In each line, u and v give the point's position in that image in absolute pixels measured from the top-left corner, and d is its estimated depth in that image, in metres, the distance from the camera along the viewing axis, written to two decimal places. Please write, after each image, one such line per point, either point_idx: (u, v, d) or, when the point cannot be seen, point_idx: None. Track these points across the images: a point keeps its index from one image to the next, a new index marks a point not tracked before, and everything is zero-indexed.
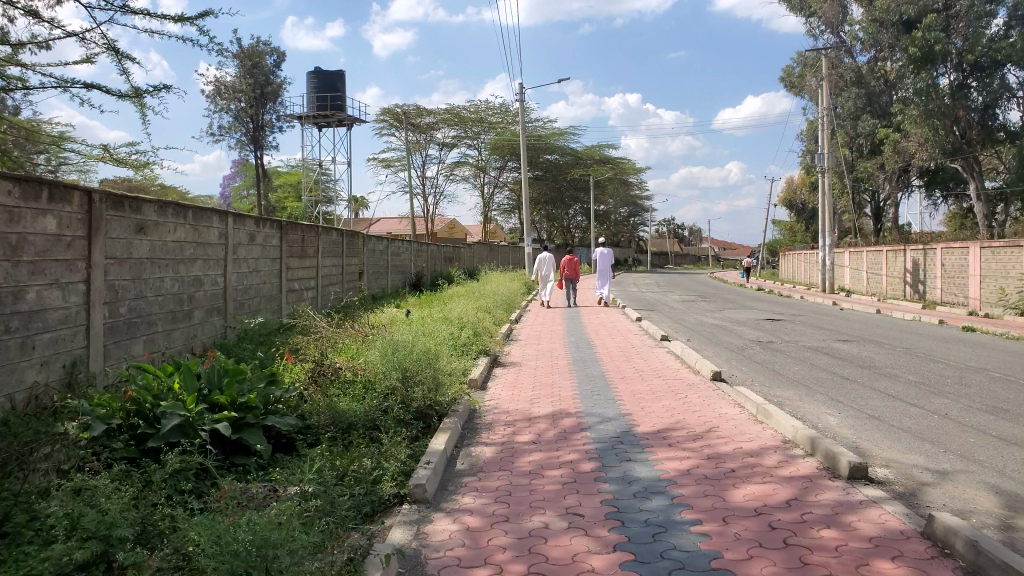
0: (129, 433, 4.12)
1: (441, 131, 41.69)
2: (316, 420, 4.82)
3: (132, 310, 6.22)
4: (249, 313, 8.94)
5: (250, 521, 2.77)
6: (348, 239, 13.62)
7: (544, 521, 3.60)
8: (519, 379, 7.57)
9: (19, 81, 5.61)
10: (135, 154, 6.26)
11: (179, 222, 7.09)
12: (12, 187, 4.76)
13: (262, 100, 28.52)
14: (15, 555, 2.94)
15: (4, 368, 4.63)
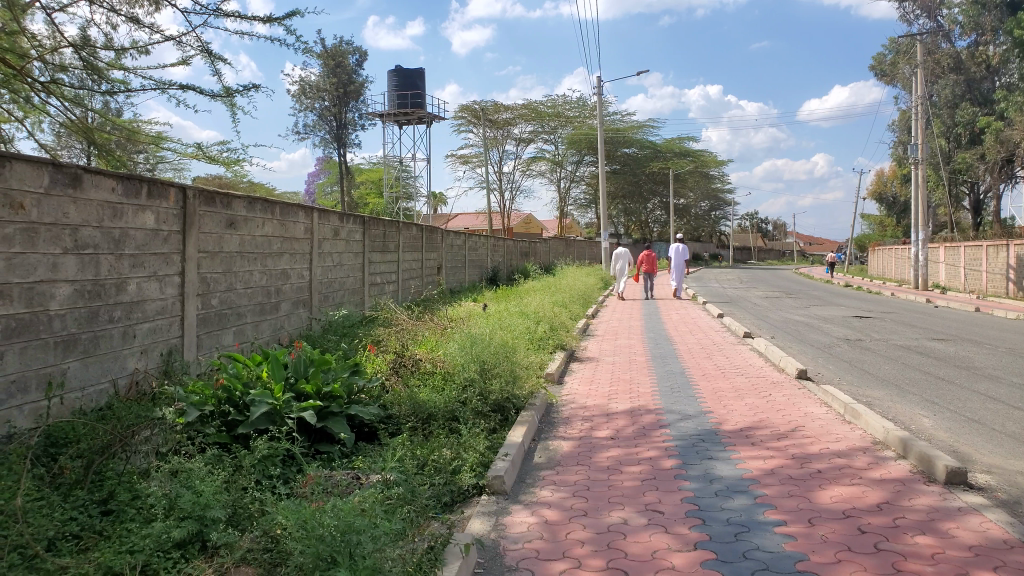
0: (221, 420, 4.30)
1: (519, 127, 41.80)
2: (398, 410, 4.91)
3: (223, 302, 6.49)
4: (333, 306, 9.19)
5: (336, 507, 2.84)
6: (428, 234, 13.85)
7: (623, 517, 3.57)
8: (596, 374, 7.54)
9: (122, 84, 5.92)
10: (227, 152, 6.51)
11: (268, 217, 7.34)
12: (115, 184, 5.01)
13: (345, 98, 29.15)
14: (119, 531, 3.12)
15: (108, 355, 4.91)
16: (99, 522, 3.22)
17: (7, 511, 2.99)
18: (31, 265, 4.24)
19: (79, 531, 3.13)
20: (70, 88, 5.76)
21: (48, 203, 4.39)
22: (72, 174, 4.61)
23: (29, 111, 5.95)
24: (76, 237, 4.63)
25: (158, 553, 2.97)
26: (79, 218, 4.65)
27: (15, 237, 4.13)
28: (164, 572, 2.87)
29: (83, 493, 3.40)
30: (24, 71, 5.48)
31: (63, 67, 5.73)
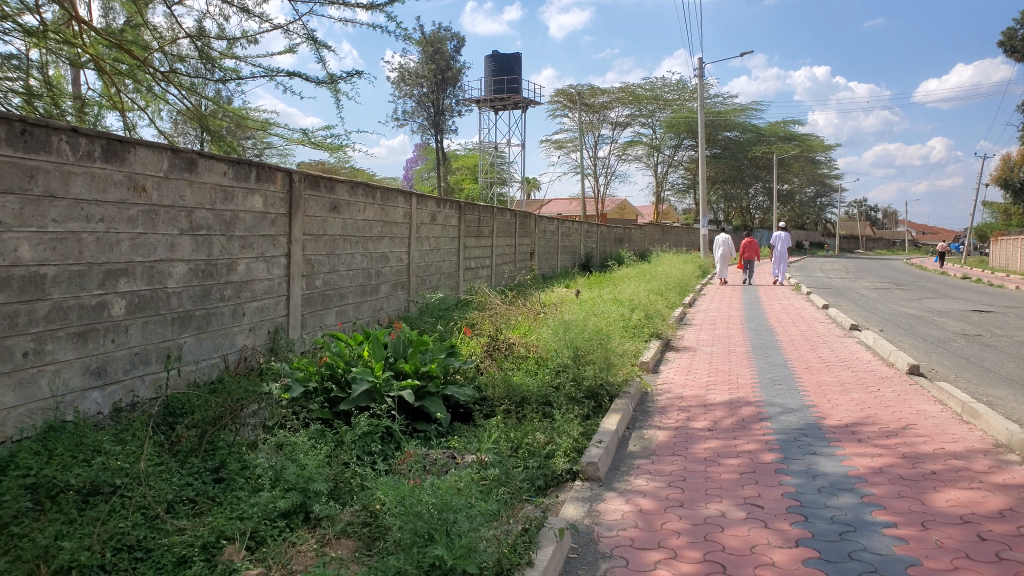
0: (324, 396, 4.47)
1: (615, 111, 41.28)
2: (492, 392, 4.97)
3: (326, 284, 6.72)
4: (429, 289, 9.36)
5: (433, 487, 2.88)
6: (522, 219, 13.88)
7: (721, 510, 3.50)
8: (693, 364, 7.40)
9: (234, 72, 6.17)
10: (330, 137, 6.71)
11: (369, 202, 7.52)
12: (227, 168, 5.24)
13: (443, 84, 29.44)
14: (229, 498, 3.29)
15: (219, 332, 5.19)
16: (212, 488, 3.41)
17: (131, 474, 3.20)
18: (152, 245, 4.50)
19: (194, 496, 3.31)
20: (187, 77, 6.05)
21: (166, 186, 4.62)
22: (188, 159, 4.84)
23: (150, 100, 6.30)
24: (191, 219, 4.87)
25: (265, 520, 3.12)
26: (194, 201, 4.89)
27: (138, 218, 4.38)
28: (270, 540, 3.02)
29: (197, 461, 3.60)
30: (146, 62, 5.79)
31: (180, 57, 6.02)
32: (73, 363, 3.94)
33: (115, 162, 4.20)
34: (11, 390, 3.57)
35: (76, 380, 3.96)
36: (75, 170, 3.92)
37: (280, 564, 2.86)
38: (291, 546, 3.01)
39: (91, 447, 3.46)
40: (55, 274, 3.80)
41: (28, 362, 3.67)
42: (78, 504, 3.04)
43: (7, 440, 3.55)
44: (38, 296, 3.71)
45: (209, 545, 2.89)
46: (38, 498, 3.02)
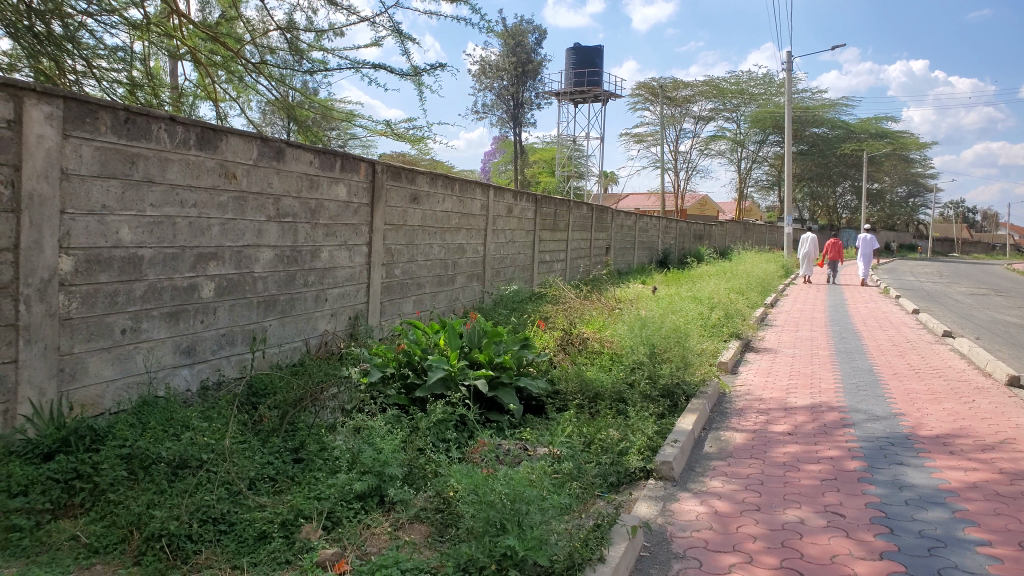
0: (401, 381, 4.56)
1: (698, 105, 40.48)
2: (566, 386, 4.96)
3: (405, 273, 6.84)
4: (504, 281, 9.42)
5: (507, 477, 2.88)
6: (598, 213, 13.78)
7: (800, 516, 3.40)
8: (773, 366, 7.21)
9: (321, 64, 6.32)
10: (412, 129, 6.80)
11: (448, 193, 7.61)
12: (313, 158, 5.38)
13: (523, 77, 29.41)
14: (308, 479, 3.38)
15: (302, 317, 5.35)
16: (291, 468, 3.51)
17: (216, 450, 3.33)
18: (241, 230, 4.66)
19: (275, 475, 3.42)
20: (276, 68, 6.22)
21: (255, 174, 4.78)
22: (276, 147, 4.98)
23: (242, 90, 6.52)
24: (278, 206, 5.02)
25: (341, 502, 3.20)
26: (281, 188, 5.04)
27: (228, 204, 4.54)
28: (346, 521, 3.09)
29: (279, 440, 3.71)
30: (239, 54, 5.98)
31: (272, 49, 6.18)
32: (165, 341, 4.13)
33: (208, 150, 4.36)
34: (110, 364, 3.77)
35: (167, 358, 4.15)
36: (171, 156, 4.09)
37: (355, 544, 2.93)
38: (366, 528, 3.08)
39: (181, 422, 3.62)
40: (151, 256, 3.99)
41: (126, 339, 3.86)
42: (168, 476, 3.19)
43: (105, 412, 3.76)
44: (135, 277, 3.90)
45: (289, 523, 2.99)
46: (132, 468, 3.19)
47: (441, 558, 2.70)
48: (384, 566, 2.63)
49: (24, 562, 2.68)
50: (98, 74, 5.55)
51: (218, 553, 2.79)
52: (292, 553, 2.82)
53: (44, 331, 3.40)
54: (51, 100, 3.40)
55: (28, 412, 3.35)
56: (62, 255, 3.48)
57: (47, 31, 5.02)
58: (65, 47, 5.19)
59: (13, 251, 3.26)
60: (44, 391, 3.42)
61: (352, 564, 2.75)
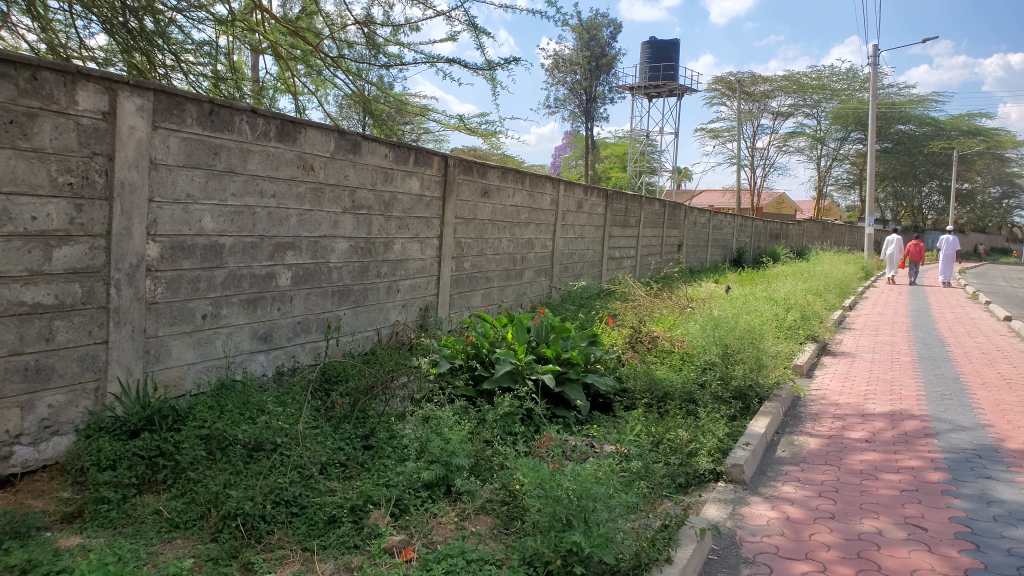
0: (469, 373, 4.61)
1: (776, 100, 39.42)
2: (634, 385, 4.91)
3: (474, 266, 6.88)
4: (572, 277, 9.39)
5: (574, 473, 2.86)
6: (671, 210, 13.56)
7: (877, 527, 3.28)
8: (850, 371, 6.96)
9: (398, 58, 6.40)
10: (485, 123, 6.82)
11: (519, 187, 7.62)
12: (388, 151, 5.45)
13: (597, 71, 29.12)
14: (377, 465, 3.45)
15: (374, 307, 5.45)
16: (361, 454, 3.58)
17: (290, 435, 3.43)
18: (317, 221, 4.78)
19: (346, 460, 3.49)
20: (353, 63, 6.27)
21: (332, 166, 4.88)
22: (353, 141, 5.07)
23: (320, 84, 6.68)
24: (354, 198, 5.12)
25: (409, 489, 3.24)
26: (357, 180, 5.13)
27: (306, 194, 4.66)
28: (413, 509, 3.13)
29: (350, 427, 3.79)
30: (318, 49, 6.09)
31: (350, 44, 6.21)
32: (244, 327, 4.27)
33: (288, 142, 4.48)
34: (191, 348, 3.92)
35: (245, 343, 4.29)
36: (253, 148, 4.22)
37: (422, 533, 2.96)
38: (432, 517, 3.12)
39: (257, 406, 3.74)
40: (232, 245, 4.12)
41: (206, 323, 4.01)
42: (244, 457, 3.30)
43: (187, 393, 3.91)
44: (216, 264, 4.03)
45: (358, 508, 3.05)
46: (211, 449, 3.32)
47: (506, 550, 2.73)
48: (450, 555, 2.68)
49: (111, 533, 2.83)
50: (186, 68, 5.75)
51: (289, 535, 2.87)
52: (360, 538, 2.89)
53: (131, 314, 3.55)
54: (142, 93, 3.53)
55: (117, 390, 3.52)
56: (149, 242, 3.62)
57: (139, 27, 5.22)
58: (156, 43, 5.39)
59: (105, 236, 3.42)
60: (132, 370, 3.58)
61: (418, 552, 2.79)
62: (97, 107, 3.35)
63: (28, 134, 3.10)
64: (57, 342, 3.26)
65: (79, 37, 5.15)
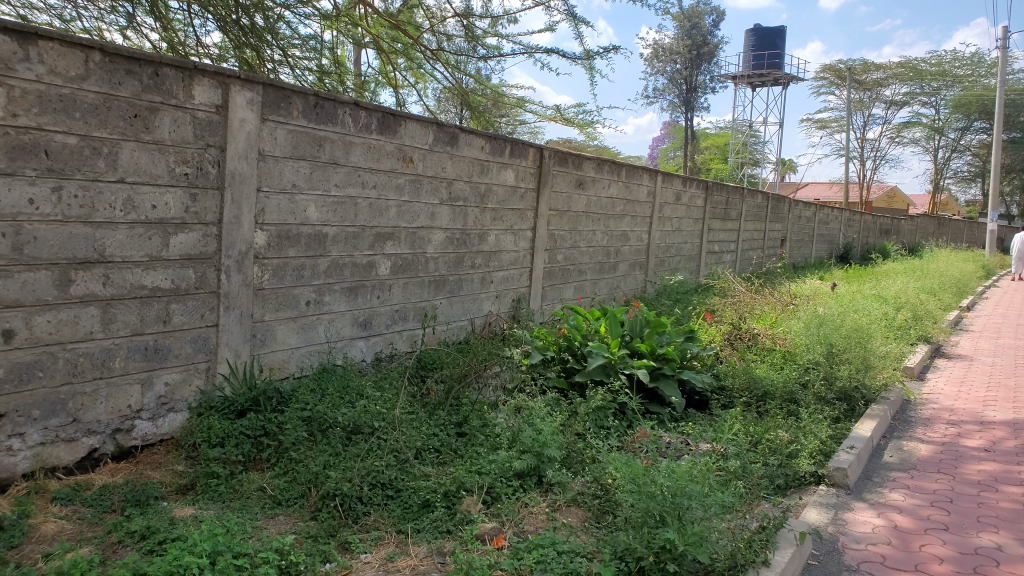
0: (561, 366, 4.62)
1: (890, 89, 37.39)
2: (732, 383, 4.78)
3: (568, 258, 6.87)
4: (668, 271, 9.22)
5: (669, 470, 2.81)
6: (773, 203, 13.11)
7: (996, 542, 3.08)
8: (968, 375, 6.55)
9: (496, 50, 6.43)
10: (582, 114, 6.76)
11: (614, 179, 7.53)
12: (484, 143, 5.49)
13: (698, 60, 28.34)
14: (470, 453, 3.49)
15: (468, 298, 5.53)
16: (455, 441, 3.63)
17: (387, 419, 3.51)
18: (415, 212, 4.87)
19: (440, 446, 3.55)
20: (452, 55, 6.32)
21: (430, 158, 4.96)
22: (451, 133, 5.13)
23: (419, 77, 6.81)
24: (450, 189, 5.19)
25: (501, 478, 3.27)
26: (454, 172, 5.20)
27: (405, 186, 4.76)
28: (505, 497, 3.15)
29: (444, 414, 3.86)
30: (419, 41, 6.17)
31: (449, 36, 6.22)
32: (345, 314, 4.42)
33: (388, 134, 4.58)
34: (295, 333, 4.09)
35: (346, 330, 4.44)
36: (355, 140, 4.33)
37: (513, 521, 2.98)
38: (524, 507, 3.13)
39: (356, 390, 3.86)
40: (334, 234, 4.26)
41: (310, 310, 4.16)
42: (343, 440, 3.40)
43: (290, 375, 4.08)
44: (320, 253, 4.18)
45: (451, 494, 3.10)
46: (312, 430, 3.45)
47: (597, 543, 2.71)
48: (541, 546, 2.69)
49: (220, 506, 2.98)
50: (292, 63, 5.95)
51: (385, 517, 2.95)
52: (453, 523, 2.93)
53: (240, 299, 3.73)
54: (252, 87, 3.69)
55: (226, 371, 3.71)
56: (257, 230, 3.79)
57: (250, 24, 5.42)
58: (265, 39, 5.60)
59: (217, 225, 3.59)
60: (240, 353, 3.77)
61: (509, 540, 2.81)
62: (211, 100, 3.51)
63: (150, 127, 3.27)
64: (173, 324, 3.45)
65: (196, 34, 5.41)
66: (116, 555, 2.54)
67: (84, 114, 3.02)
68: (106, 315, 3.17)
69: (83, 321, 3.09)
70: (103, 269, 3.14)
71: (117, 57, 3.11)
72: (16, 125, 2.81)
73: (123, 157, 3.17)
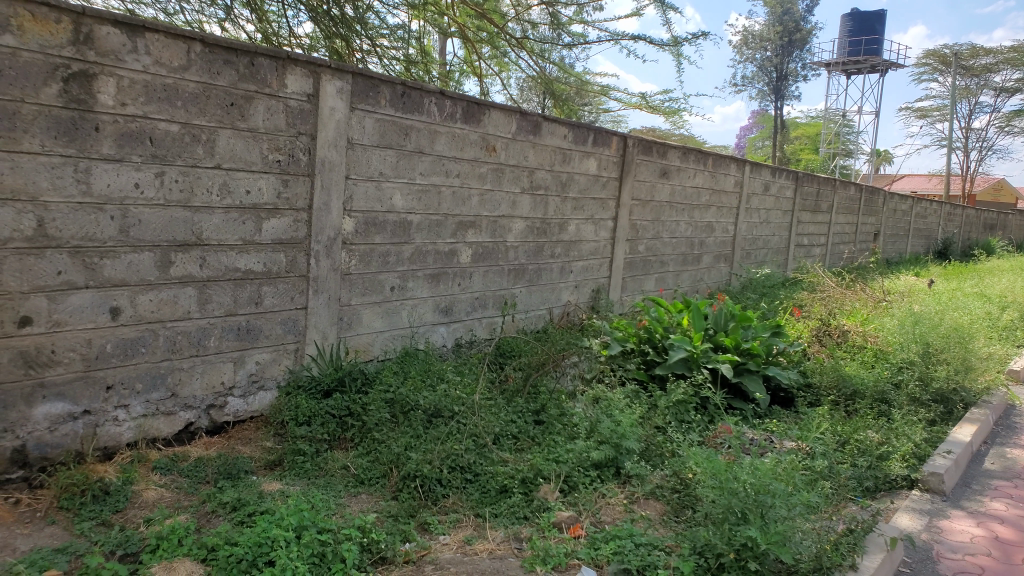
0: (641, 358, 4.57)
1: (999, 75, 35.26)
2: (819, 380, 4.63)
3: (649, 249, 6.78)
4: (754, 264, 8.99)
5: (752, 467, 2.74)
6: (868, 195, 12.59)
7: None
8: None
9: (581, 37, 6.38)
10: (668, 102, 6.64)
11: (700, 168, 7.37)
12: (567, 132, 5.47)
13: (790, 47, 27.11)
14: (548, 441, 3.50)
15: (547, 287, 5.53)
16: (532, 429, 3.65)
17: (467, 404, 3.56)
18: (497, 201, 4.90)
19: (518, 433, 3.58)
20: (537, 43, 6.30)
21: (513, 147, 4.98)
22: (534, 122, 5.12)
23: (503, 65, 6.84)
24: (532, 178, 5.20)
25: (579, 468, 3.26)
26: (536, 161, 5.20)
27: (487, 175, 4.79)
28: (582, 486, 3.15)
29: (522, 401, 3.89)
30: (504, 30, 6.17)
31: (534, 24, 6.17)
32: (427, 300, 4.49)
33: (472, 123, 4.61)
34: (380, 317, 4.18)
35: (428, 315, 4.51)
36: (440, 129, 4.38)
37: (590, 511, 2.97)
38: (601, 497, 3.12)
39: (437, 374, 3.93)
40: (419, 222, 4.33)
41: (394, 295, 4.25)
42: (424, 422, 3.47)
43: (374, 358, 4.19)
44: (405, 240, 4.26)
45: (529, 481, 3.11)
46: (394, 412, 3.53)
47: (676, 537, 2.68)
48: (618, 537, 2.68)
49: (306, 482, 3.09)
50: (380, 53, 6.06)
51: (463, 500, 3.00)
52: (530, 510, 2.94)
53: (328, 283, 3.84)
54: (342, 76, 3.77)
55: (313, 352, 3.84)
56: (345, 216, 3.89)
57: (341, 14, 5.54)
58: (355, 29, 5.71)
59: (307, 211, 3.70)
60: (327, 335, 3.89)
61: (586, 529, 2.80)
62: (302, 89, 3.61)
63: (245, 115, 3.39)
64: (264, 306, 3.59)
65: (289, 26, 5.56)
66: (210, 523, 2.67)
67: (186, 102, 3.15)
68: (202, 296, 3.32)
69: (182, 301, 3.24)
70: (200, 252, 3.29)
71: (216, 48, 3.23)
72: (125, 114, 2.95)
73: (220, 145, 3.30)
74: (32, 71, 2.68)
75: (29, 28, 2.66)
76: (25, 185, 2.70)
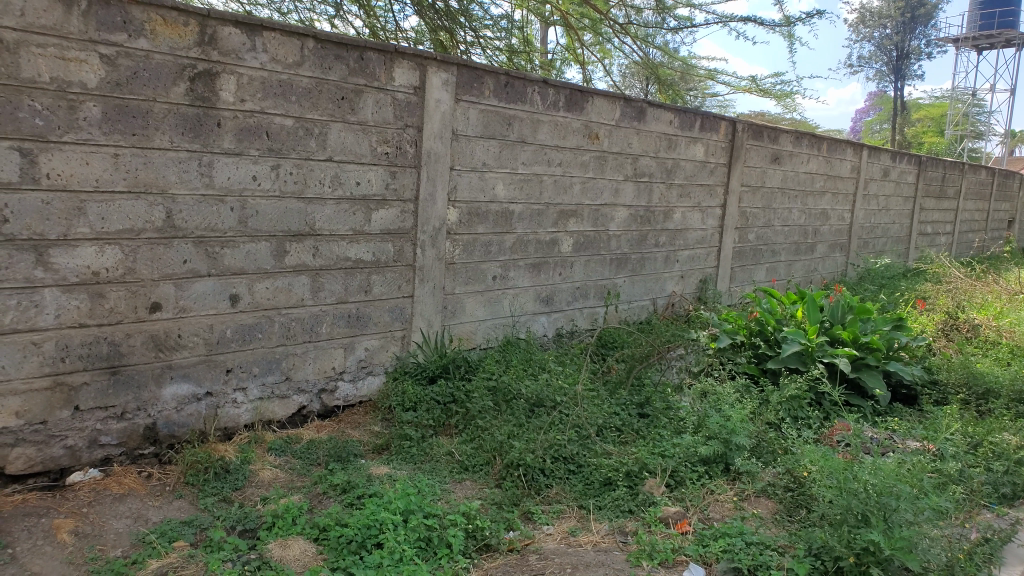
0: (752, 351, 4.39)
1: None
2: (947, 377, 4.34)
3: (759, 238, 6.54)
4: (872, 254, 8.53)
5: (874, 467, 2.60)
6: (1001, 180, 11.71)
7: None
8: None
9: (688, 21, 6.20)
10: (779, 85, 6.36)
11: (814, 153, 7.04)
12: (673, 118, 5.32)
13: (910, 24, 25.21)
14: (653, 434, 3.43)
15: (651, 277, 5.42)
16: (637, 421, 3.58)
17: (570, 395, 3.53)
18: (600, 189, 4.84)
19: (622, 426, 3.52)
20: (641, 28, 6.16)
21: (617, 134, 4.89)
22: (639, 107, 5.02)
23: (606, 52, 6.75)
24: (636, 165, 5.10)
25: (686, 463, 3.17)
26: (640, 148, 5.10)
27: (590, 163, 4.73)
28: (689, 482, 3.06)
29: (626, 393, 3.84)
30: (607, 16, 6.07)
31: (638, 9, 6.03)
32: (529, 290, 4.49)
33: (576, 111, 4.56)
34: (482, 306, 4.21)
35: (529, 305, 4.51)
36: (543, 118, 4.36)
37: (698, 507, 2.89)
38: (709, 493, 3.02)
39: (540, 364, 3.92)
40: (521, 211, 4.33)
41: (496, 285, 4.26)
42: (527, 411, 3.46)
43: (477, 346, 4.22)
44: (507, 229, 4.27)
45: (634, 475, 3.05)
46: (497, 400, 3.54)
47: (790, 538, 2.57)
48: (728, 535, 2.59)
49: (412, 467, 3.15)
50: (484, 44, 6.07)
51: (567, 491, 2.99)
52: (635, 504, 2.89)
53: (433, 272, 3.90)
54: (447, 68, 3.80)
55: (419, 340, 3.90)
56: (450, 207, 3.93)
57: (445, 7, 5.59)
58: (459, 21, 5.75)
59: (414, 202, 3.76)
60: (432, 323, 3.95)
61: (694, 526, 2.73)
62: (409, 82, 3.66)
63: (355, 108, 3.47)
64: (373, 294, 3.68)
65: (396, 20, 5.65)
66: (322, 504, 2.76)
67: (299, 97, 3.26)
68: (315, 284, 3.43)
69: (296, 289, 3.36)
70: (313, 241, 3.40)
71: (327, 43, 3.31)
72: (243, 109, 3.08)
73: (331, 137, 3.39)
74: (163, 71, 2.83)
75: (159, 31, 2.80)
76: (156, 178, 2.86)
